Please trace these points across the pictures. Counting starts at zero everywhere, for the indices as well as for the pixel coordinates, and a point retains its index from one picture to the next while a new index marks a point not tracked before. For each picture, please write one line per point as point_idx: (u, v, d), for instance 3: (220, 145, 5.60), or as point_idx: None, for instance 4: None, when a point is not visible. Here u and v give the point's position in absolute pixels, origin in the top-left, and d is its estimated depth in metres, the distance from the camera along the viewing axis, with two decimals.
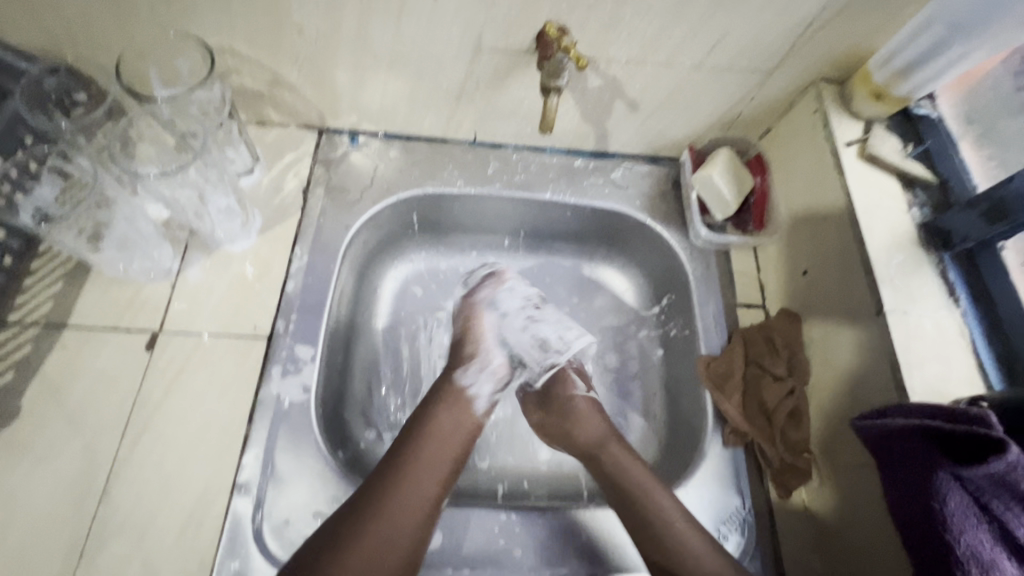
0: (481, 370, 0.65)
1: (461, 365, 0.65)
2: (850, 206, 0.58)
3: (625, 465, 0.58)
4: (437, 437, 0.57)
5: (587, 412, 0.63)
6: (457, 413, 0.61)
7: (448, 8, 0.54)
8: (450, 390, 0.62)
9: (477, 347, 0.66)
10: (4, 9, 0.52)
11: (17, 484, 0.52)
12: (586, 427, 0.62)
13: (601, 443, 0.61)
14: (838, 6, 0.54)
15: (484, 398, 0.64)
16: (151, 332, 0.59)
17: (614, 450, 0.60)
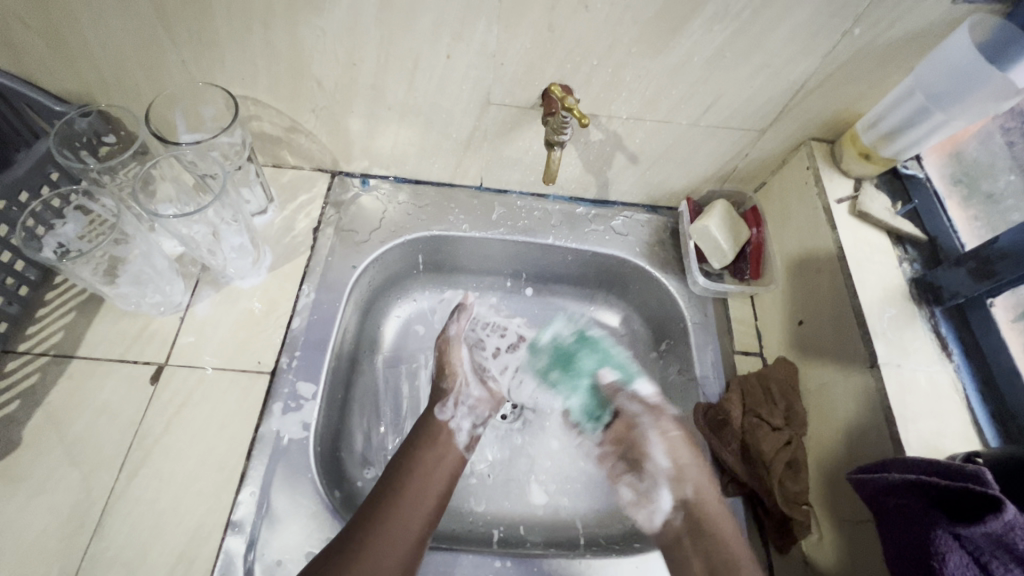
0: (459, 404, 0.67)
1: (440, 400, 0.67)
2: (843, 259, 0.59)
3: (730, 552, 0.56)
4: (422, 472, 0.58)
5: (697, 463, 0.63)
6: (441, 451, 0.61)
7: (459, 66, 0.58)
8: (429, 430, 0.63)
9: (454, 382, 0.68)
10: (41, 57, 0.57)
11: (9, 517, 0.51)
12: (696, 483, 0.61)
13: (705, 506, 0.59)
14: (824, 74, 0.57)
15: (464, 433, 0.66)
16: (157, 365, 0.60)
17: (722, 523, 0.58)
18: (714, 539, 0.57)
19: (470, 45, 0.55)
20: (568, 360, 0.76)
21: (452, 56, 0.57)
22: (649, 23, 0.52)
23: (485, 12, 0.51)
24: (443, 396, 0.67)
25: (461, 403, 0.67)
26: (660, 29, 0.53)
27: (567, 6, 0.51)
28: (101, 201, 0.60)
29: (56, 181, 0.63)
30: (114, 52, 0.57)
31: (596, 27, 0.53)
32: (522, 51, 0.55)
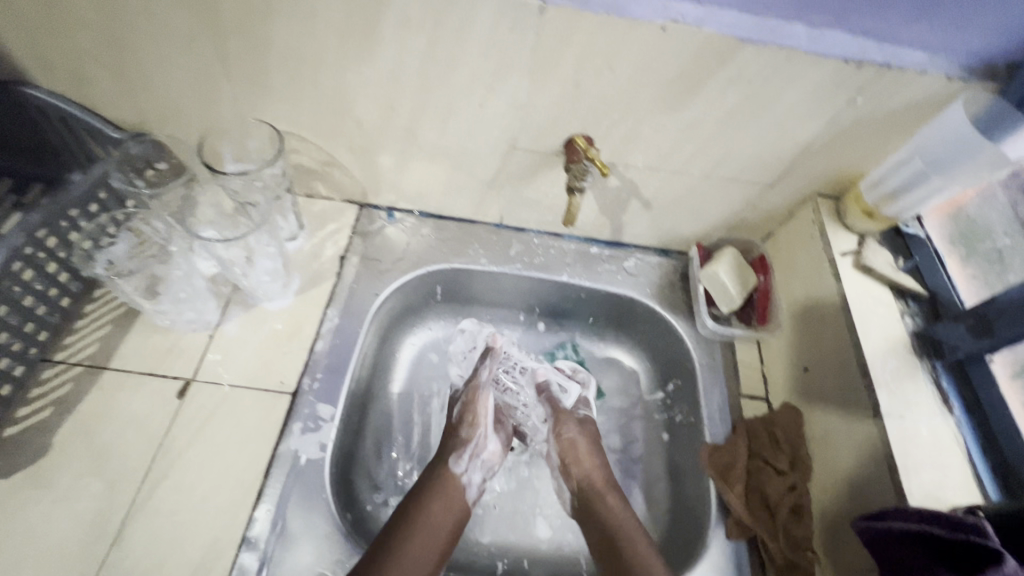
0: (474, 456, 0.67)
1: (456, 451, 0.67)
2: (847, 310, 0.61)
3: (620, 521, 0.63)
4: (428, 521, 0.59)
5: (588, 450, 0.70)
6: (449, 502, 0.62)
7: (490, 114, 0.62)
8: (440, 478, 0.64)
9: (474, 433, 0.68)
10: (109, 89, 0.64)
11: (34, 521, 0.53)
12: (588, 466, 0.68)
13: (592, 485, 0.67)
14: (830, 135, 0.61)
15: (474, 487, 0.66)
16: (184, 380, 0.63)
17: (610, 499, 0.65)
18: (601, 511, 0.64)
19: (502, 96, 0.60)
20: None
21: (484, 105, 0.61)
22: (668, 84, 0.57)
23: (518, 68, 0.56)
24: (459, 446, 0.67)
25: (477, 457, 0.67)
26: (678, 90, 0.57)
27: (594, 66, 0.55)
28: (156, 223, 0.65)
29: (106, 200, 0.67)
30: (175, 87, 0.62)
31: (620, 86, 0.57)
32: (550, 104, 0.60)
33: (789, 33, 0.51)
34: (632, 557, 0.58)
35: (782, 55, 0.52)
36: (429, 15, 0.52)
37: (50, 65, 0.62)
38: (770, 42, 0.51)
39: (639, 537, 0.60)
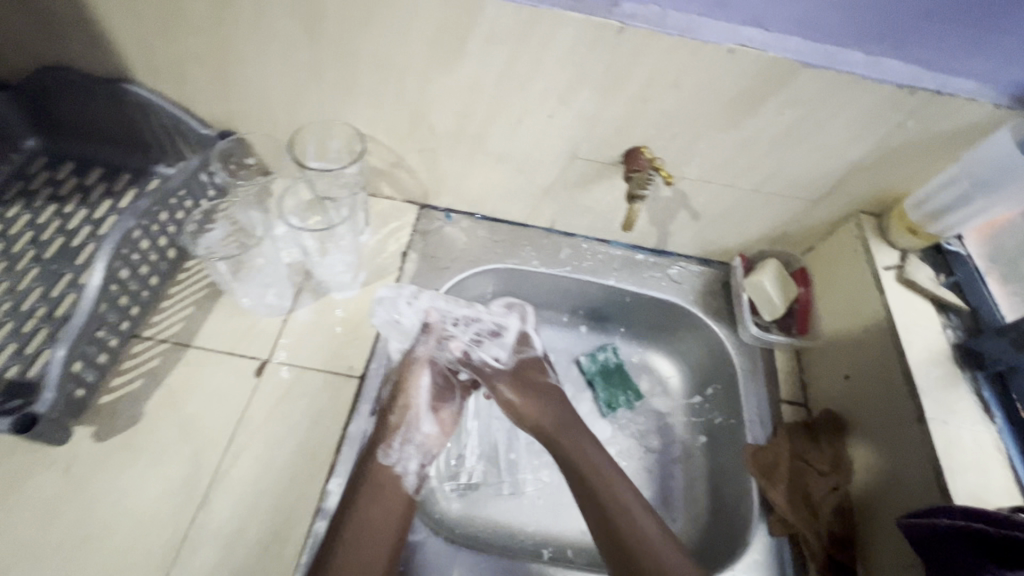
0: (406, 442, 0.64)
1: (384, 441, 0.63)
2: (891, 321, 0.64)
3: (588, 458, 0.65)
4: (367, 529, 0.56)
5: (534, 400, 0.70)
6: (385, 500, 0.59)
7: (556, 125, 0.67)
8: (374, 477, 0.60)
9: (404, 416, 0.65)
10: (204, 89, 0.69)
11: (128, 483, 0.57)
12: (540, 418, 0.69)
13: (547, 429, 0.68)
14: (879, 154, 0.65)
15: (412, 475, 0.63)
16: (261, 360, 0.67)
17: (571, 440, 0.66)
18: (568, 451, 0.66)
19: (571, 108, 0.64)
20: (614, 379, 0.85)
21: (552, 116, 0.66)
22: (728, 103, 0.61)
23: (590, 82, 0.61)
24: (386, 437, 0.63)
25: (409, 443, 0.65)
26: (737, 109, 0.62)
27: (662, 84, 0.60)
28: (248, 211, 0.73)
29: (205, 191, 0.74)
30: (267, 89, 0.68)
31: (683, 103, 0.62)
32: (615, 117, 0.64)
33: (846, 59, 0.56)
34: (608, 497, 0.61)
35: (840, 79, 0.57)
36: (514, 32, 0.56)
37: (154, 65, 0.67)
38: (829, 68, 0.56)
39: (616, 479, 0.63)
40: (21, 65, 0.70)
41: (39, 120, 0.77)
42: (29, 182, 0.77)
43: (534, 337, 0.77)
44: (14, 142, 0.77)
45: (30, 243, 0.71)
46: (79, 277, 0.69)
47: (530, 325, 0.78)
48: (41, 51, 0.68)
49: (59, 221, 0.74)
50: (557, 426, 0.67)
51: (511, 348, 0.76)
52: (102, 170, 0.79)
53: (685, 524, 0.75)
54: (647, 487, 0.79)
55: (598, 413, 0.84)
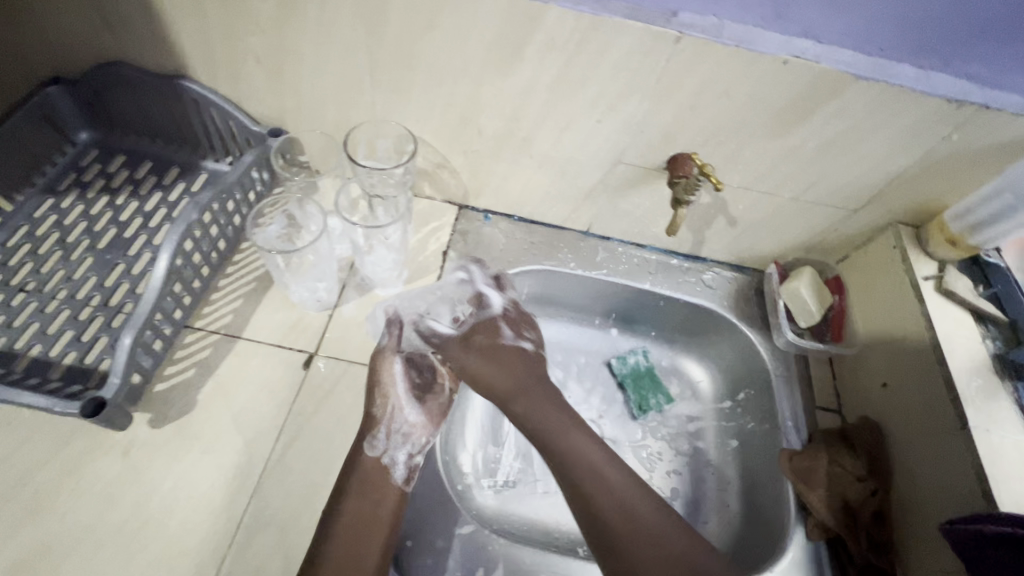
0: (392, 431, 0.63)
1: (368, 433, 0.62)
2: (932, 330, 0.65)
3: (541, 417, 0.62)
4: (357, 521, 0.57)
5: (489, 362, 0.67)
6: (371, 492, 0.59)
7: (604, 130, 0.68)
8: (358, 471, 0.59)
9: (386, 405, 0.64)
10: (259, 87, 0.71)
11: (184, 469, 0.59)
12: (492, 379, 0.65)
13: (501, 390, 0.65)
14: (921, 166, 0.66)
15: (400, 466, 0.63)
16: (308, 353, 0.68)
17: (522, 400, 0.64)
18: (519, 411, 0.64)
19: (621, 114, 0.65)
20: (645, 381, 0.87)
21: (601, 121, 0.67)
22: (777, 113, 0.62)
23: (642, 90, 0.62)
24: (369, 430, 0.62)
25: (394, 432, 0.64)
26: (786, 118, 0.63)
27: (713, 92, 0.61)
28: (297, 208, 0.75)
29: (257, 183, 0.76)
30: (322, 89, 0.69)
31: (732, 112, 0.63)
32: (663, 124, 0.66)
33: (898, 72, 0.57)
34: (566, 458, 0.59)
35: (891, 92, 0.58)
36: (572, 39, 0.58)
37: (211, 62, 0.69)
38: (881, 80, 0.57)
39: (574, 437, 0.61)
40: (81, 59, 0.72)
41: (94, 114, 0.78)
42: (81, 173, 0.78)
43: (488, 295, 0.73)
44: (67, 135, 0.79)
45: (84, 233, 0.73)
46: (132, 267, 0.71)
47: (484, 284, 0.74)
48: (102, 47, 0.69)
49: (111, 212, 0.75)
50: (512, 390, 0.64)
51: (470, 312, 0.73)
52: (151, 163, 0.81)
53: (717, 527, 0.76)
54: (679, 489, 0.80)
55: (629, 415, 0.85)
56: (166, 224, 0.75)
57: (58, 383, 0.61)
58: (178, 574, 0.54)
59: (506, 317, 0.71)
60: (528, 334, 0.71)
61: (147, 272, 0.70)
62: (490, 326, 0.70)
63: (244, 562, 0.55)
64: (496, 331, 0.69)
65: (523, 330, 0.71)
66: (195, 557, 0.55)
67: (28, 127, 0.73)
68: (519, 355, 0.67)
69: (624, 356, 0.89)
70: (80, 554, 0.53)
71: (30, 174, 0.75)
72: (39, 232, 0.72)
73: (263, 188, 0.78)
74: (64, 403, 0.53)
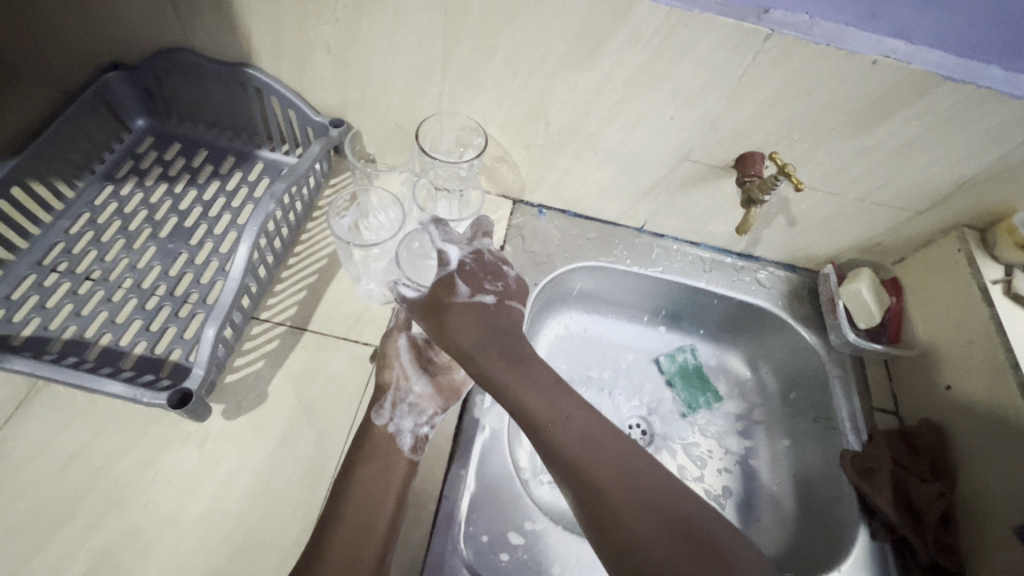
0: (398, 403, 0.62)
1: (376, 403, 0.62)
2: (1002, 333, 0.65)
3: (507, 380, 0.56)
4: (364, 488, 0.56)
5: (446, 321, 0.60)
6: (382, 460, 0.58)
7: (676, 127, 0.67)
8: (366, 440, 0.60)
9: (392, 377, 0.63)
10: (324, 78, 0.70)
11: (261, 460, 0.59)
12: (453, 338, 0.59)
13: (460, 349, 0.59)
14: (994, 170, 0.66)
15: (408, 435, 0.61)
16: (374, 347, 0.68)
17: (485, 356, 0.58)
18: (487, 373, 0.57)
19: (696, 111, 0.65)
20: (693, 377, 0.87)
21: (674, 118, 0.66)
22: (858, 113, 0.62)
23: (722, 88, 0.62)
24: (376, 401, 0.62)
25: (402, 402, 0.62)
26: (864, 119, 0.63)
27: (793, 92, 0.61)
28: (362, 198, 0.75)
29: (318, 171, 0.75)
30: (389, 80, 0.69)
31: (813, 111, 0.62)
32: (738, 122, 0.65)
33: (987, 74, 0.56)
34: (551, 428, 0.54)
35: (977, 94, 0.57)
36: (658, 34, 0.57)
37: (278, 51, 0.68)
38: (970, 82, 0.56)
39: (557, 400, 0.55)
40: (144, 45, 0.71)
41: (151, 101, 0.78)
42: (139, 161, 0.78)
43: (449, 252, 0.64)
44: (125, 121, 0.78)
45: (146, 221, 0.73)
46: (194, 256, 0.70)
47: (442, 240, 0.64)
48: (166, 33, 0.68)
49: (171, 200, 0.75)
50: (471, 347, 0.58)
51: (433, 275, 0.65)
52: (208, 151, 0.80)
53: (773, 525, 0.77)
54: (731, 487, 0.80)
55: (678, 413, 0.86)
56: (226, 214, 0.74)
57: (131, 372, 0.60)
58: (261, 564, 0.54)
59: (463, 271, 0.63)
60: (488, 286, 0.62)
61: (210, 262, 0.70)
62: (447, 283, 0.62)
63: None
64: (448, 289, 0.61)
65: (482, 283, 0.62)
66: (276, 549, 0.54)
67: (89, 114, 0.73)
68: (476, 312, 0.60)
69: (672, 353, 0.89)
70: (164, 544, 0.53)
71: (89, 161, 0.75)
72: (100, 220, 0.72)
73: (322, 179, 0.77)
74: (151, 392, 0.53)
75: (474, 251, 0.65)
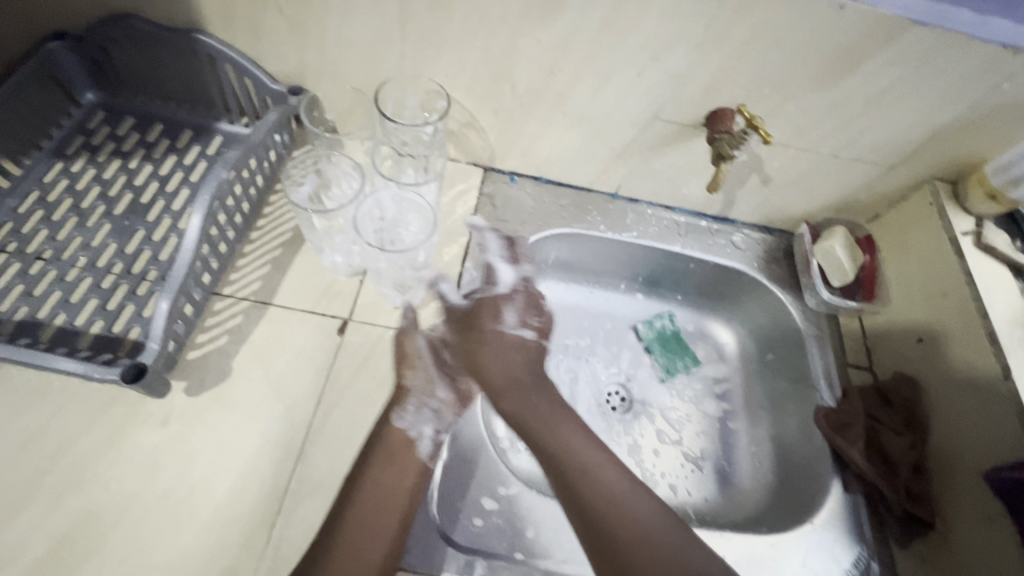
0: (420, 408, 0.61)
1: (398, 403, 0.61)
2: (972, 283, 0.65)
3: (549, 426, 0.59)
4: (378, 491, 0.55)
5: (490, 348, 0.65)
6: (398, 463, 0.57)
7: (645, 83, 0.65)
8: (383, 441, 0.58)
9: (417, 380, 0.62)
10: (279, 41, 0.67)
11: (228, 436, 0.57)
12: (495, 366, 0.64)
13: (505, 382, 0.62)
14: (964, 120, 0.65)
15: (426, 441, 0.60)
16: (342, 319, 0.66)
17: (529, 396, 0.62)
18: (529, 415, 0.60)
19: (664, 66, 0.63)
20: (671, 343, 0.86)
21: (642, 75, 0.64)
22: (828, 62, 0.60)
23: (689, 40, 0.60)
24: (399, 400, 0.61)
25: (425, 406, 0.62)
26: (835, 68, 0.61)
27: (762, 41, 0.59)
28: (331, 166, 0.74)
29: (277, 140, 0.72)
30: (346, 42, 0.66)
31: (783, 61, 0.61)
32: (707, 76, 0.63)
33: (956, 17, 0.55)
34: (590, 483, 0.53)
35: (947, 37, 0.56)
36: None
37: (228, 13, 0.64)
38: (939, 25, 0.55)
39: (597, 457, 0.56)
40: (86, 12, 0.67)
41: (100, 73, 0.74)
42: (90, 136, 0.75)
43: (499, 269, 0.73)
44: (73, 95, 0.75)
45: (100, 198, 0.70)
46: (152, 233, 0.68)
47: (497, 256, 0.74)
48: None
49: (126, 176, 0.72)
50: (510, 384, 0.62)
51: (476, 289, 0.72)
52: (163, 126, 0.77)
53: (752, 485, 0.77)
54: (709, 449, 0.80)
55: (657, 378, 0.85)
56: (184, 189, 0.72)
57: (88, 351, 0.59)
58: (230, 539, 0.53)
59: (510, 297, 0.70)
60: (533, 320, 0.70)
61: (168, 238, 0.68)
62: (497, 309, 0.68)
63: (295, 524, 0.54)
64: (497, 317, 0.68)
65: (527, 316, 0.69)
66: (244, 524, 0.54)
67: (33, 87, 0.69)
68: (516, 340, 0.66)
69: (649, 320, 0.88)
70: (128, 522, 0.52)
71: (37, 137, 0.71)
72: (51, 198, 0.69)
73: (283, 150, 0.74)
74: (103, 368, 0.51)
75: (523, 280, 0.73)
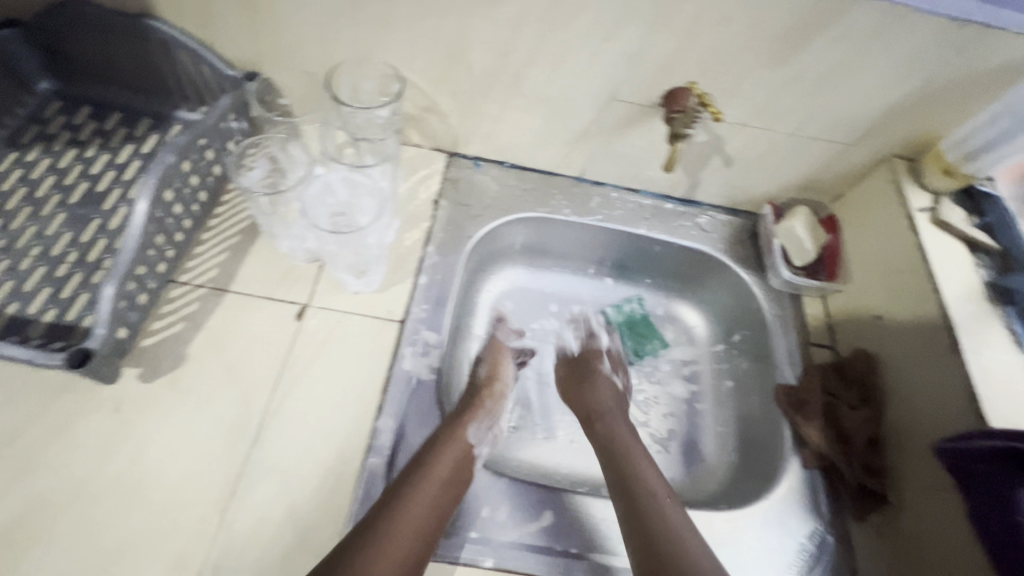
0: (488, 429, 0.65)
1: (476, 419, 0.63)
2: (926, 259, 0.66)
3: (626, 448, 0.65)
4: (433, 485, 0.54)
5: (589, 386, 0.75)
6: (454, 470, 0.57)
7: (599, 63, 0.65)
8: (450, 444, 0.59)
9: (495, 408, 0.68)
10: (231, 25, 0.66)
11: (183, 421, 0.57)
12: (598, 394, 0.73)
13: (597, 410, 0.71)
14: (918, 95, 0.65)
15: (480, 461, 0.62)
16: (300, 304, 0.66)
17: (614, 423, 0.69)
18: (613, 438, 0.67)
19: (617, 45, 0.63)
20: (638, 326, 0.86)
21: (596, 54, 0.64)
22: (779, 38, 0.60)
23: (639, 18, 0.59)
24: (478, 418, 0.64)
25: (489, 431, 0.65)
26: (786, 45, 0.61)
27: (712, 18, 0.59)
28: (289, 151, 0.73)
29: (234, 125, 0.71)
30: (298, 25, 0.65)
31: (734, 38, 0.61)
32: (660, 55, 0.63)
33: None
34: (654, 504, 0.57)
35: (894, 10, 0.56)
36: None
37: None
38: None
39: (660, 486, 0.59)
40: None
41: (54, 61, 0.73)
42: (45, 126, 0.74)
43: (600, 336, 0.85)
44: (27, 84, 0.74)
45: (54, 187, 0.69)
46: (108, 221, 0.68)
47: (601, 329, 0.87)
48: None
49: (81, 165, 0.72)
50: (601, 412, 0.71)
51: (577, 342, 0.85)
52: (120, 115, 0.76)
53: (716, 464, 0.78)
54: (675, 430, 0.81)
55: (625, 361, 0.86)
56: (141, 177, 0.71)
57: (39, 340, 0.58)
58: (183, 522, 0.53)
59: (610, 354, 0.82)
60: (622, 373, 0.79)
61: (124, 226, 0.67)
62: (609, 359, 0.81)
63: (248, 507, 0.54)
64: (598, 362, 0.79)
65: (620, 368, 0.80)
66: (198, 508, 0.54)
67: None
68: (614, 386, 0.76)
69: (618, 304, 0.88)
70: (79, 507, 0.52)
71: None
72: (4, 188, 0.68)
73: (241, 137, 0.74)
74: (47, 354, 0.51)
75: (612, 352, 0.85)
